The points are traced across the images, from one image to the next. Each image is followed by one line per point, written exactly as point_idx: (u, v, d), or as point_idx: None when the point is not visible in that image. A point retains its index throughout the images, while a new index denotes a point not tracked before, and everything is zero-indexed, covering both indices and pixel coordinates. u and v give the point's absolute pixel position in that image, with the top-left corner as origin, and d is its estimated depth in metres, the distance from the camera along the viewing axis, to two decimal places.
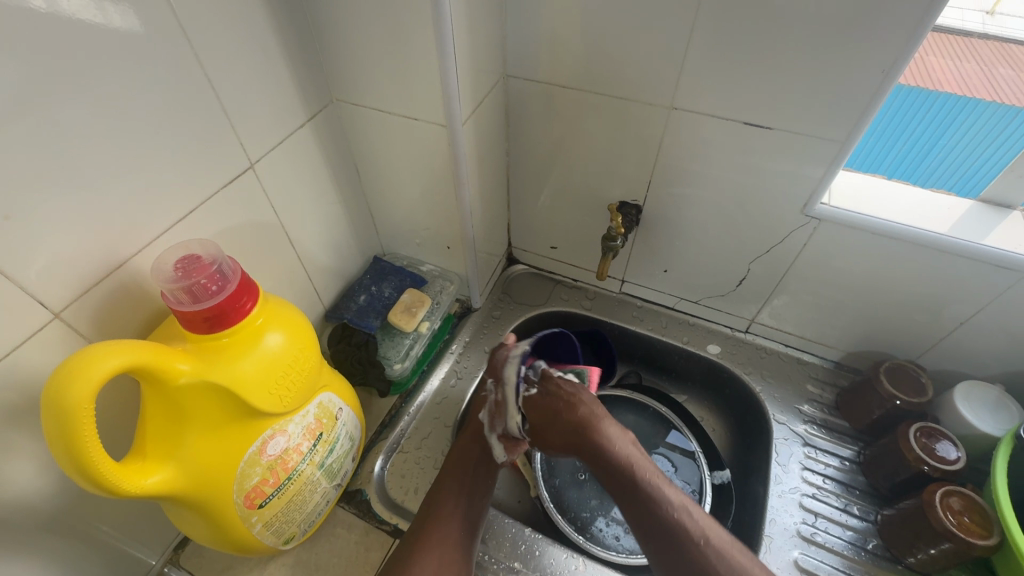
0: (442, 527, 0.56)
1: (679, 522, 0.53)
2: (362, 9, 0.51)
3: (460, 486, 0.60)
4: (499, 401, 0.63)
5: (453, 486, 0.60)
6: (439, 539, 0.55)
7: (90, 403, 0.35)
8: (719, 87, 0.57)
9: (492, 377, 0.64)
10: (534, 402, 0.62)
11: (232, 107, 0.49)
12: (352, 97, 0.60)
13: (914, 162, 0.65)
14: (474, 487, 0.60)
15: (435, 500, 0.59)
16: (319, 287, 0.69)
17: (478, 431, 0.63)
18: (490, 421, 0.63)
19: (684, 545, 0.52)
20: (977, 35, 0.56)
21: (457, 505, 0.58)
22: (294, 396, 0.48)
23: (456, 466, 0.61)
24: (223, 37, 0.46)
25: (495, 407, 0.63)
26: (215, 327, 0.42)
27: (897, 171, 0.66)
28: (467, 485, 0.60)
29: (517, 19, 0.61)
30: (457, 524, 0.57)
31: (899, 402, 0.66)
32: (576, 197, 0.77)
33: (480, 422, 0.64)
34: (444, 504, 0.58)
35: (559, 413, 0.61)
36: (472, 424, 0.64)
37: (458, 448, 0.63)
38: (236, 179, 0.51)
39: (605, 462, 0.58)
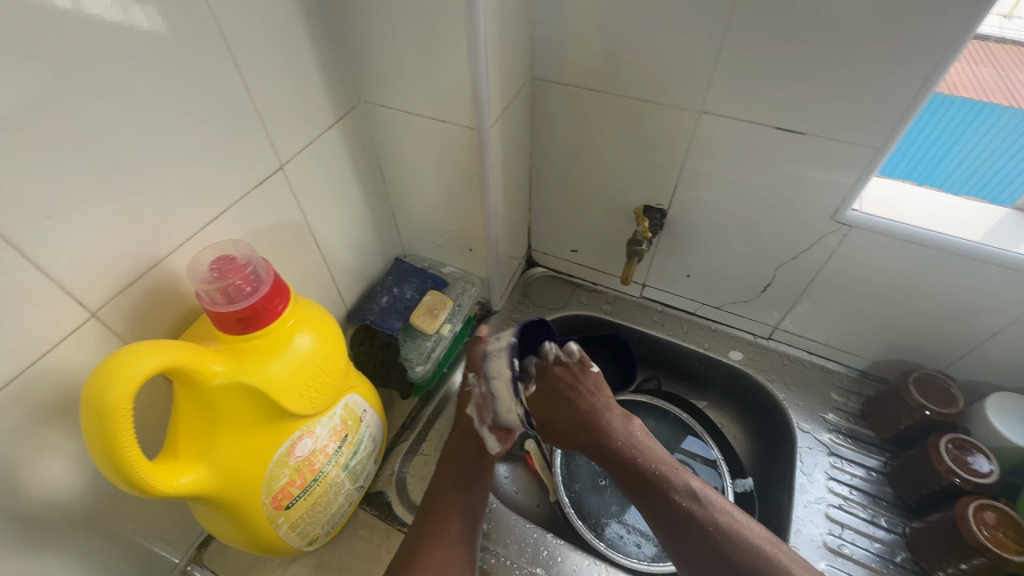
0: (449, 522, 0.56)
1: (689, 510, 0.54)
2: (393, 10, 0.50)
3: (470, 483, 0.60)
4: (486, 394, 0.65)
5: (461, 480, 0.60)
6: (445, 534, 0.55)
7: (128, 402, 0.35)
8: (751, 91, 0.56)
9: (474, 372, 0.66)
10: (542, 391, 0.64)
11: (264, 108, 0.49)
12: (380, 99, 0.60)
13: (929, 169, 0.62)
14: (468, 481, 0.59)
15: (444, 494, 0.58)
16: (342, 288, 0.69)
17: (468, 427, 0.65)
18: (479, 415, 0.65)
19: (696, 531, 0.53)
20: (993, 40, 0.52)
21: (463, 498, 0.58)
22: (322, 397, 0.48)
23: (462, 460, 0.61)
24: (256, 36, 0.46)
25: (483, 401, 0.65)
26: (248, 328, 0.42)
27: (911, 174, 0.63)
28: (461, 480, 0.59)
29: (545, 21, 0.61)
30: (462, 517, 0.57)
31: (929, 413, 0.65)
32: (599, 201, 0.77)
33: (469, 418, 0.65)
34: (452, 499, 0.58)
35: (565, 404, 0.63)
36: (460, 420, 0.66)
37: (456, 442, 0.64)
38: (266, 180, 0.52)
39: (611, 463, 0.60)
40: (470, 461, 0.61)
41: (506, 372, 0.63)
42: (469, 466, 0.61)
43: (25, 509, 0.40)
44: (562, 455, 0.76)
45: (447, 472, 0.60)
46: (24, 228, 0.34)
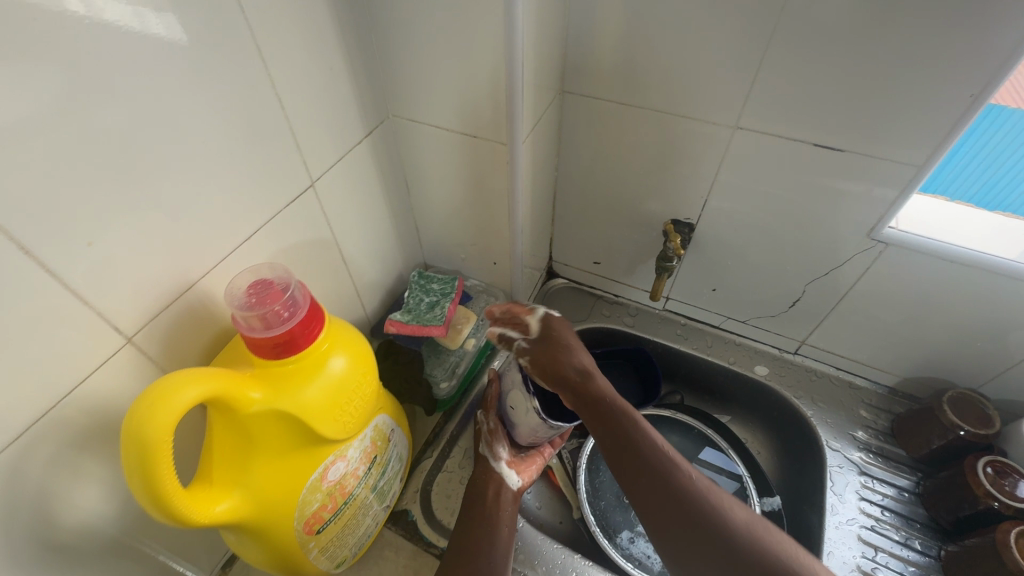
0: (488, 557, 0.54)
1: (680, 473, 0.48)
2: (428, 25, 0.49)
3: (503, 516, 0.59)
4: (495, 428, 0.66)
5: (492, 515, 0.59)
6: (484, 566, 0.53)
7: (169, 434, 0.34)
8: (789, 107, 0.55)
9: (483, 410, 0.68)
10: (541, 338, 0.59)
11: (296, 125, 0.48)
12: (409, 113, 0.59)
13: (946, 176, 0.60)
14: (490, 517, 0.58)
15: (482, 521, 0.57)
16: (366, 302, 0.68)
17: (485, 463, 0.64)
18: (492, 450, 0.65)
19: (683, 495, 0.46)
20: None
21: (499, 534, 0.57)
22: (354, 421, 0.47)
23: (489, 496, 0.61)
24: (291, 53, 0.45)
25: (493, 436, 0.66)
26: (284, 353, 0.41)
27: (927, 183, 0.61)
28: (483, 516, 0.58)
29: (577, 35, 0.60)
30: (500, 554, 0.55)
31: (964, 433, 0.63)
32: (625, 214, 0.76)
33: (484, 455, 0.65)
34: (486, 533, 0.56)
35: (557, 354, 0.57)
36: (479, 459, 0.66)
37: (477, 482, 0.63)
38: (298, 198, 0.51)
39: (595, 416, 0.53)
40: (496, 497, 0.61)
41: (518, 377, 0.61)
42: (499, 505, 0.60)
43: (61, 537, 0.40)
44: (585, 472, 0.75)
45: (476, 507, 0.60)
46: (64, 254, 0.34)
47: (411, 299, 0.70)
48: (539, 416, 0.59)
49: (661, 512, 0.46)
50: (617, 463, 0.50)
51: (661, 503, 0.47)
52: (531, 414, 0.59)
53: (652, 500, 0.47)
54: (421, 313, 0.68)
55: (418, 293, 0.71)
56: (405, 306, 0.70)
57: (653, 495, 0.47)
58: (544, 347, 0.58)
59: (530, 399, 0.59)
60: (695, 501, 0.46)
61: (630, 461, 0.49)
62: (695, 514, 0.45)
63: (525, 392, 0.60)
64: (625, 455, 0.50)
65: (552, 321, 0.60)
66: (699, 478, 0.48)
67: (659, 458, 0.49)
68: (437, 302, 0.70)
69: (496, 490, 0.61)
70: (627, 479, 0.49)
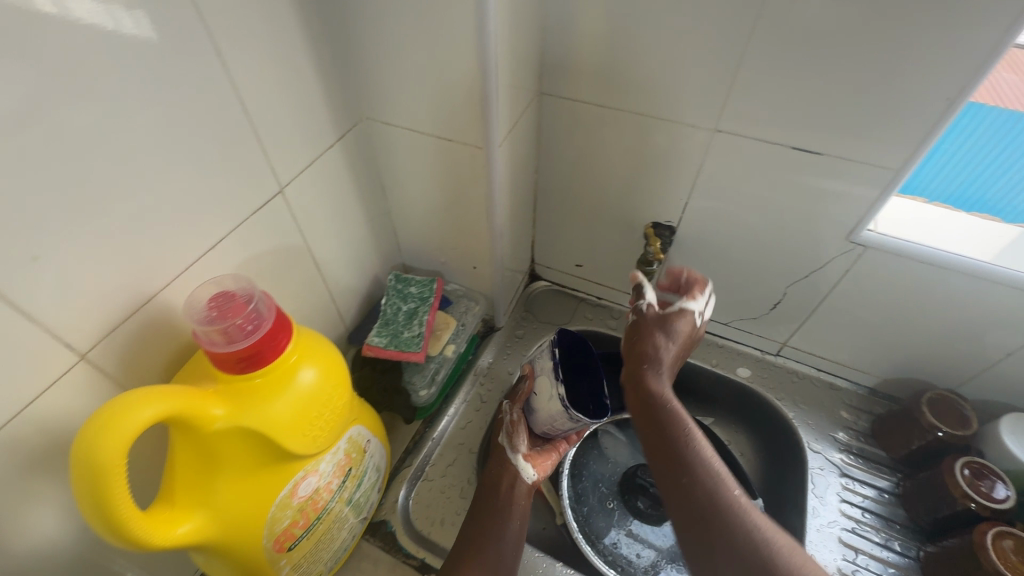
0: (483, 558, 0.54)
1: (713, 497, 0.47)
2: (400, 26, 0.48)
3: (516, 509, 0.59)
4: (517, 420, 0.65)
5: (504, 508, 0.59)
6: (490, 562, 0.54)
7: (122, 457, 0.33)
8: (769, 111, 0.55)
9: (508, 402, 0.68)
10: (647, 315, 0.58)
11: (263, 130, 0.46)
12: (383, 116, 0.57)
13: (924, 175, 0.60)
14: (502, 508, 0.58)
15: (485, 520, 0.57)
16: (342, 309, 0.67)
17: (502, 454, 0.64)
18: (511, 442, 0.64)
19: (703, 515, 0.46)
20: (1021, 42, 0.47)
21: (507, 528, 0.57)
22: (326, 435, 0.46)
23: (503, 490, 0.61)
24: (256, 56, 0.43)
25: (515, 427, 0.65)
26: (250, 367, 0.40)
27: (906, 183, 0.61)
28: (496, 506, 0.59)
29: (554, 36, 0.59)
30: (507, 549, 0.56)
31: (941, 434, 0.64)
32: (606, 216, 0.75)
33: (501, 446, 0.64)
34: (494, 530, 0.56)
35: (649, 337, 0.57)
36: (496, 448, 0.65)
37: (491, 473, 0.63)
38: (266, 205, 0.49)
39: (653, 409, 0.53)
40: (510, 491, 0.61)
41: (549, 364, 0.62)
42: (514, 498, 0.60)
43: (12, 564, 0.38)
44: (568, 477, 0.74)
45: (487, 501, 0.59)
46: (8, 271, 0.32)
47: (388, 307, 0.69)
48: (562, 403, 0.59)
49: (694, 522, 0.46)
50: (660, 461, 0.51)
51: (696, 516, 0.46)
52: (555, 400, 0.60)
53: (686, 508, 0.47)
54: (398, 332, 0.66)
55: (395, 300, 0.69)
56: (382, 317, 0.68)
57: (689, 504, 0.47)
58: (644, 323, 0.58)
59: (557, 384, 0.60)
60: (733, 523, 0.45)
61: (675, 464, 0.49)
62: (729, 535, 0.45)
63: (553, 378, 0.61)
64: (671, 457, 0.50)
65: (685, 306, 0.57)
66: (745, 502, 0.47)
67: (706, 470, 0.48)
68: (415, 310, 0.69)
69: (511, 483, 0.61)
70: (665, 479, 0.49)
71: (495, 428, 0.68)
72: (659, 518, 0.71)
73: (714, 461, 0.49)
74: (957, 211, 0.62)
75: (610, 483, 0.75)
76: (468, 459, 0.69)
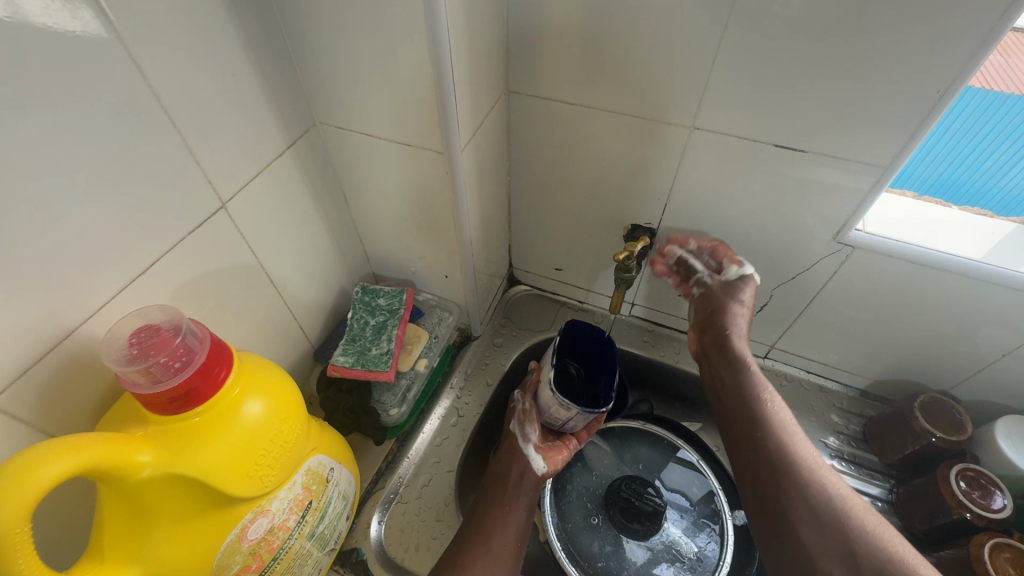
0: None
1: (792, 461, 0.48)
2: (346, 22, 0.44)
3: (517, 499, 0.61)
4: (527, 408, 0.68)
5: (509, 497, 0.61)
6: (484, 553, 0.55)
7: (25, 524, 0.29)
8: (748, 107, 0.52)
9: (522, 392, 0.70)
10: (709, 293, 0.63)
11: (198, 142, 0.42)
12: (336, 120, 0.53)
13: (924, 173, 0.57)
14: (507, 497, 0.60)
15: (482, 518, 0.58)
16: (304, 326, 0.63)
17: (514, 444, 0.66)
18: (522, 431, 0.66)
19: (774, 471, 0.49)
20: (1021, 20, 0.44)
21: (507, 517, 0.58)
22: (277, 471, 0.42)
23: (508, 479, 0.62)
24: (183, 60, 0.39)
25: (526, 415, 0.67)
26: (185, 406, 0.36)
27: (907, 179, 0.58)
28: (502, 495, 0.61)
29: (519, 31, 0.56)
30: (504, 538, 0.57)
31: (935, 439, 0.61)
32: (584, 219, 0.71)
33: (514, 435, 0.66)
34: (500, 516, 0.58)
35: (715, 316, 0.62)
36: (509, 437, 0.67)
37: (504, 462, 0.64)
38: (206, 223, 0.45)
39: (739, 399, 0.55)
40: (519, 480, 0.62)
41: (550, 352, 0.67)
42: (518, 486, 0.62)
43: None
44: (552, 492, 0.71)
45: (491, 491, 0.61)
46: None
47: (354, 322, 0.65)
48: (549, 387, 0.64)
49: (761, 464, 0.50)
50: (738, 417, 0.54)
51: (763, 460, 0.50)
52: (546, 386, 0.64)
53: (758, 455, 0.50)
54: (366, 349, 0.63)
55: (362, 313, 0.65)
56: (349, 332, 0.64)
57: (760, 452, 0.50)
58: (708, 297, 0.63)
59: (550, 370, 0.65)
60: (797, 460, 0.48)
61: (754, 419, 0.53)
62: (795, 477, 0.47)
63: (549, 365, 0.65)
64: (750, 413, 0.53)
65: (745, 279, 0.61)
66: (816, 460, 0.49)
67: (783, 428, 0.51)
68: (384, 323, 0.65)
69: (518, 472, 0.63)
70: (740, 433, 0.53)
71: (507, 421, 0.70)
72: (646, 533, 0.68)
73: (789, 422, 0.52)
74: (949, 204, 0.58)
75: (595, 496, 0.72)
76: (445, 478, 0.66)
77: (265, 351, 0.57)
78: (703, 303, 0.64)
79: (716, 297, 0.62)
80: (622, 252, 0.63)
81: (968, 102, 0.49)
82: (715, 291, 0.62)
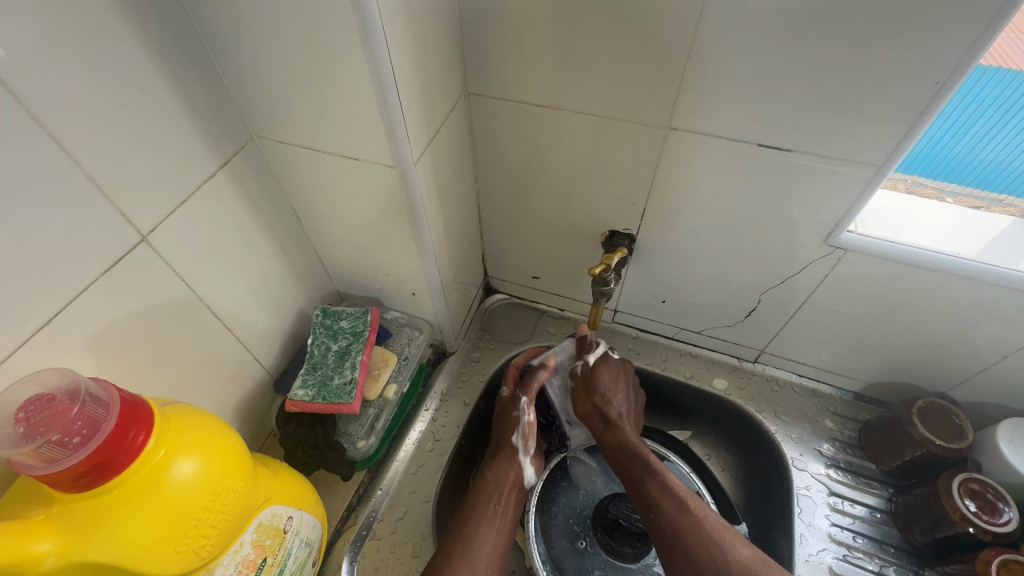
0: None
1: (680, 526, 0.53)
2: (271, 27, 0.39)
3: (508, 510, 0.59)
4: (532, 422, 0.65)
5: (501, 507, 0.58)
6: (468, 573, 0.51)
7: None
8: (729, 103, 0.47)
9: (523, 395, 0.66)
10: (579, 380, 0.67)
11: (103, 171, 0.37)
12: (275, 133, 0.48)
13: (944, 162, 0.50)
14: (500, 509, 0.58)
15: (465, 533, 0.54)
16: (260, 356, 0.58)
17: (512, 452, 0.63)
18: (523, 444, 0.64)
19: (672, 537, 0.53)
20: None
21: (494, 529, 0.56)
22: (218, 535, 0.38)
23: (503, 487, 0.60)
24: (72, 77, 0.34)
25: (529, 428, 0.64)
26: (98, 479, 0.32)
27: (927, 168, 0.51)
28: (494, 507, 0.58)
29: (475, 27, 0.50)
30: (490, 552, 0.54)
31: (935, 447, 0.58)
32: (558, 225, 0.67)
33: (512, 445, 0.63)
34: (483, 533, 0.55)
35: (587, 394, 0.66)
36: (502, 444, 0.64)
37: (495, 470, 0.62)
38: (123, 259, 0.40)
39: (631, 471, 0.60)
40: (509, 492, 0.60)
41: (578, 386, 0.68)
42: (513, 492, 0.60)
43: None
44: (536, 516, 0.67)
45: (477, 500, 0.58)
46: None
47: (315, 349, 0.60)
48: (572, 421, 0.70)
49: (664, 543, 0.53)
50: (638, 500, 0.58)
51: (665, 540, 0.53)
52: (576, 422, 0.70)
53: (659, 535, 0.54)
54: (327, 379, 0.58)
55: (322, 338, 0.60)
56: (309, 360, 0.60)
57: (660, 532, 0.54)
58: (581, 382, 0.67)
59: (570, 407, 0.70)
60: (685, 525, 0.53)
61: (650, 500, 0.56)
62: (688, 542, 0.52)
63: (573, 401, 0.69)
64: (645, 492, 0.57)
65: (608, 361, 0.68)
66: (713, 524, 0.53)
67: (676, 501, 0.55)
68: (348, 349, 0.60)
69: (516, 482, 0.61)
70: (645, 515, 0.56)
71: (499, 420, 0.66)
72: (636, 555, 0.64)
73: (682, 491, 0.56)
74: (949, 185, 0.52)
75: (582, 518, 0.68)
76: (421, 510, 0.62)
77: (214, 389, 0.53)
78: (577, 393, 0.67)
79: (591, 381, 0.66)
80: (598, 265, 0.59)
81: (975, 81, 0.43)
82: (584, 379, 0.67)
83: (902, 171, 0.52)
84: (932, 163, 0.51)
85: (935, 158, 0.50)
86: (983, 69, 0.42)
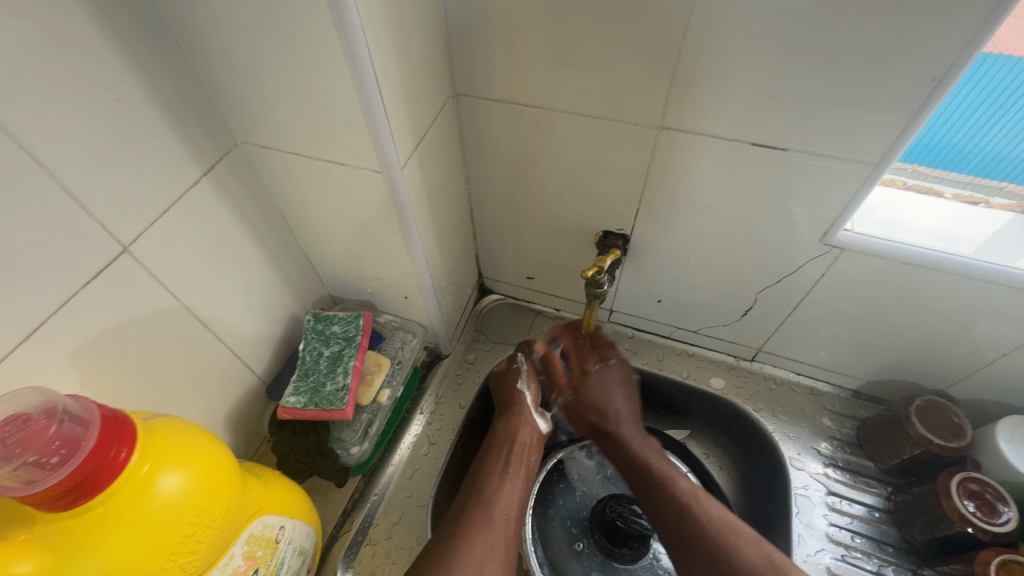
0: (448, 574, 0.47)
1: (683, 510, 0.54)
2: (251, 33, 0.38)
3: (522, 462, 0.59)
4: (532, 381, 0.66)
5: (516, 458, 0.59)
6: (488, 523, 0.52)
7: None
8: (721, 102, 0.46)
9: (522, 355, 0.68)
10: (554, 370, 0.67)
11: (80, 182, 0.36)
12: (260, 139, 0.47)
13: (950, 152, 0.48)
14: (513, 464, 0.58)
15: (481, 487, 0.56)
16: (251, 362, 0.58)
17: (515, 400, 0.64)
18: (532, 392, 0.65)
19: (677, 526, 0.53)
20: None
21: (510, 483, 0.56)
22: (205, 549, 0.37)
23: (515, 441, 0.60)
24: (45, 88, 0.33)
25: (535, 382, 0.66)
26: (80, 497, 0.31)
27: (933, 158, 0.50)
28: (507, 463, 0.58)
29: (461, 27, 0.49)
30: (509, 503, 0.55)
31: (934, 446, 0.58)
32: (552, 226, 0.66)
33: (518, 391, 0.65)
34: (498, 483, 0.56)
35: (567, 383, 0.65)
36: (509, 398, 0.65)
37: (502, 425, 0.62)
38: (105, 271, 0.39)
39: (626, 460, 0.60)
40: (520, 445, 0.60)
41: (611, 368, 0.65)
42: (526, 448, 0.60)
43: None
44: (533, 517, 0.67)
45: (491, 455, 0.59)
46: None
47: (307, 355, 0.59)
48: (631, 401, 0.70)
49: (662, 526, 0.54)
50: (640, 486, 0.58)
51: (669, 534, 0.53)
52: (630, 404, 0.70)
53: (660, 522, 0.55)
54: (320, 386, 0.58)
55: (314, 343, 0.60)
56: (301, 366, 0.59)
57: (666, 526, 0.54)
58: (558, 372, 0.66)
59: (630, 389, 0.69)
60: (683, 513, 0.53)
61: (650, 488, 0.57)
62: (692, 532, 0.52)
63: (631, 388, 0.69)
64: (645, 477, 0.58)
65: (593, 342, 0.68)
66: (708, 513, 0.53)
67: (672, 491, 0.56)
68: (340, 354, 0.60)
69: (529, 436, 0.62)
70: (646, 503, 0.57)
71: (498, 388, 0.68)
72: (633, 556, 0.64)
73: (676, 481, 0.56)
74: (950, 173, 0.51)
75: (579, 520, 0.68)
76: (417, 514, 0.61)
77: (203, 399, 0.52)
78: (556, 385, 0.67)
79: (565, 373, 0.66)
80: (590, 268, 0.57)
81: (977, 68, 0.42)
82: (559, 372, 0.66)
83: (906, 160, 0.51)
84: (938, 153, 0.49)
85: (940, 149, 0.48)
86: (985, 57, 0.41)
